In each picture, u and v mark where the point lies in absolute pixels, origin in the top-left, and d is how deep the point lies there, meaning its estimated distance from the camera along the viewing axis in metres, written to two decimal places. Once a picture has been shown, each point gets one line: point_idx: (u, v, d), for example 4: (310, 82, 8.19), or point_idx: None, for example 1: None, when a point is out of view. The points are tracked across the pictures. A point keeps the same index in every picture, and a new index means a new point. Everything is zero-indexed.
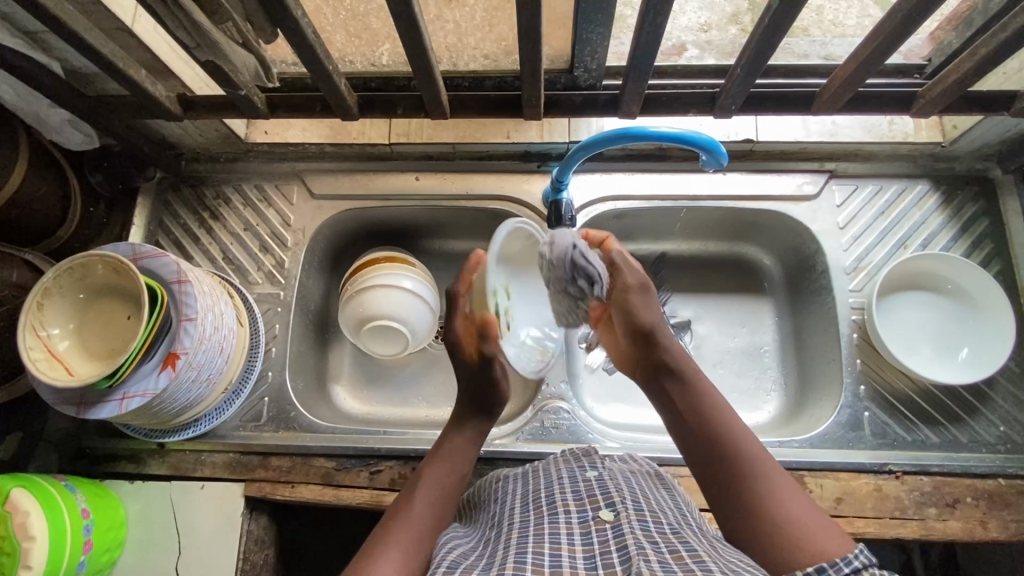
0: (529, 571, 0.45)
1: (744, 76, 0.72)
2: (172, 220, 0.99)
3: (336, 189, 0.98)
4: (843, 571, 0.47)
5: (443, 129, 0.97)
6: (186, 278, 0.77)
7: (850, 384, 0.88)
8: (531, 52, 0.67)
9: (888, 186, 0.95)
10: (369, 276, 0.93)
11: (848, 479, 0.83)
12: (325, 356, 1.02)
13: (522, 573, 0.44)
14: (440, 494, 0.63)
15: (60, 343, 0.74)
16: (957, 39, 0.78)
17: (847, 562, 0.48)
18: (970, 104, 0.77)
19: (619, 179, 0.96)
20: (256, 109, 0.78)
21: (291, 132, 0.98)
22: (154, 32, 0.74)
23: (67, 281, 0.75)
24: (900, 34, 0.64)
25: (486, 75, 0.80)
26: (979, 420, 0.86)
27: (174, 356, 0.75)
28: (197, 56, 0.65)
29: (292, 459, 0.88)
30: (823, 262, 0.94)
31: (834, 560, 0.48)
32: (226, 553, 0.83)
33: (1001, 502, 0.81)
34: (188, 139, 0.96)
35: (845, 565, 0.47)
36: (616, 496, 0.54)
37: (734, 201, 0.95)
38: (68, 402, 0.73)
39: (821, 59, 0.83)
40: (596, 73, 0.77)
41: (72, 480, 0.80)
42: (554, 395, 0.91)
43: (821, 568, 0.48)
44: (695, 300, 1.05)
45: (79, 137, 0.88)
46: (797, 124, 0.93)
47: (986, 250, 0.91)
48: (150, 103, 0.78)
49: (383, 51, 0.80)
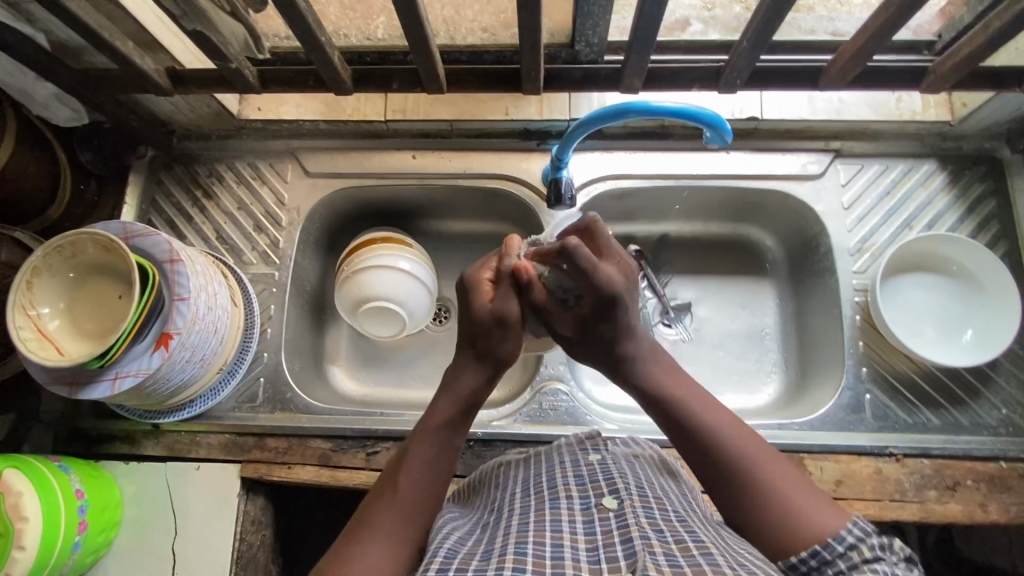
0: (530, 564, 0.43)
1: (749, 50, 0.70)
2: (164, 199, 0.97)
3: (332, 167, 0.96)
4: (837, 550, 0.49)
5: (439, 105, 0.95)
6: (179, 259, 0.75)
7: (851, 367, 0.88)
8: (530, 24, 0.65)
9: (895, 165, 0.93)
10: (366, 256, 0.92)
11: (849, 461, 0.82)
12: (321, 337, 1.01)
13: (522, 565, 0.43)
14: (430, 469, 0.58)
15: (50, 322, 0.73)
16: (969, 14, 0.76)
17: (842, 540, 0.49)
18: (982, 80, 0.75)
19: (620, 158, 0.94)
20: (247, 83, 0.76)
21: (284, 107, 0.96)
22: (140, 1, 0.72)
23: (56, 260, 0.73)
24: (911, 5, 0.62)
25: (484, 49, 0.78)
26: (982, 403, 0.85)
27: (167, 336, 0.74)
28: (185, 26, 0.63)
29: (288, 440, 0.87)
30: (826, 242, 0.93)
31: (829, 540, 0.49)
32: (222, 534, 0.83)
33: (1002, 485, 0.80)
34: (179, 115, 0.93)
35: (841, 544, 0.49)
36: (620, 482, 0.54)
37: (736, 179, 0.93)
38: (60, 383, 0.73)
39: (828, 34, 0.80)
40: (597, 47, 0.74)
41: (66, 461, 0.79)
42: (552, 376, 0.90)
43: (815, 550, 0.49)
44: (695, 282, 1.03)
45: (66, 113, 0.86)
46: (802, 101, 0.91)
47: (992, 231, 0.90)
48: (138, 77, 0.76)
49: (378, 25, 0.77)
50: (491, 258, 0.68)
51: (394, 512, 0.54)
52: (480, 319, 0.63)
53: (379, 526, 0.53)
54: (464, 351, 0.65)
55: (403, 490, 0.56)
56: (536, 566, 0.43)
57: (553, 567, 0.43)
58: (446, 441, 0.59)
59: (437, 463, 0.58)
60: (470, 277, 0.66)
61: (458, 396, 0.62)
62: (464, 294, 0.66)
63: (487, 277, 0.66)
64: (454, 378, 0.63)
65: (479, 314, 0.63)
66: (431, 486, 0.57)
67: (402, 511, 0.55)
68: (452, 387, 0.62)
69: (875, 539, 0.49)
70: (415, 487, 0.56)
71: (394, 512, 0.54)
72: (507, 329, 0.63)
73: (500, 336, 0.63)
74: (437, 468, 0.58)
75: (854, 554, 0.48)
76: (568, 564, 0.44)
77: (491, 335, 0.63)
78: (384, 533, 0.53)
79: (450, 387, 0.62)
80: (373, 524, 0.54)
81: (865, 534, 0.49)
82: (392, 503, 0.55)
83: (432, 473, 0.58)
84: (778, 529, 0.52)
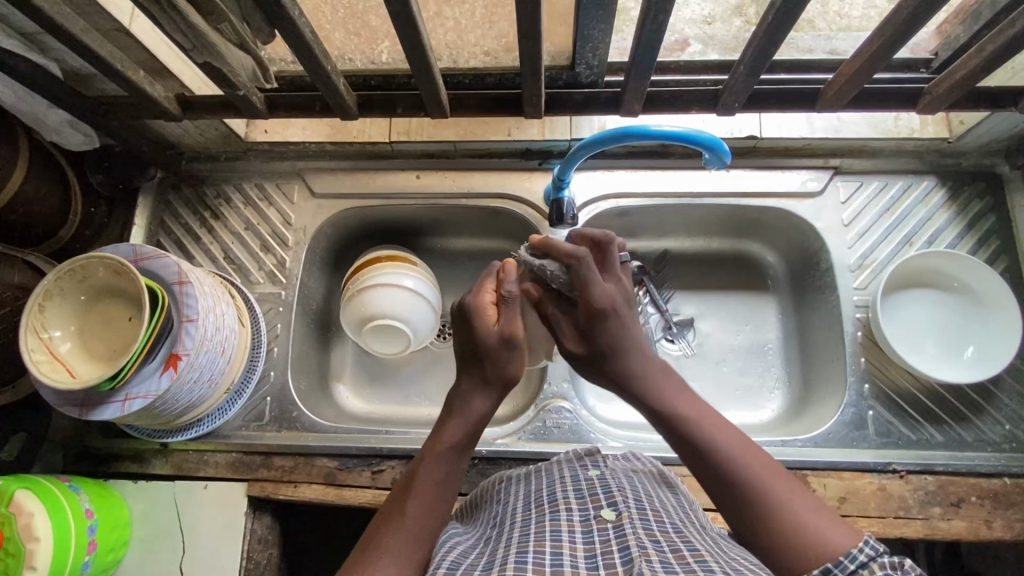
0: (529, 570, 0.44)
1: (746, 74, 0.71)
2: (173, 220, 0.99)
3: (337, 187, 0.98)
4: (849, 568, 0.48)
5: (444, 128, 0.96)
6: (188, 281, 0.77)
7: (853, 383, 0.88)
8: (531, 51, 0.66)
9: (893, 183, 0.94)
10: (371, 275, 0.93)
11: (852, 478, 0.82)
12: (327, 355, 1.02)
13: (522, 572, 0.44)
14: (434, 497, 0.58)
15: (61, 345, 0.74)
16: (964, 33, 0.77)
17: (853, 558, 0.48)
18: (978, 100, 0.76)
19: (621, 177, 0.95)
20: (255, 109, 0.77)
21: (291, 131, 0.97)
22: (152, 32, 0.74)
23: (68, 283, 0.75)
24: (905, 30, 0.63)
25: (486, 72, 0.80)
26: (985, 419, 0.85)
27: (176, 357, 0.75)
28: (194, 58, 0.65)
29: (294, 459, 0.88)
30: (827, 259, 0.93)
31: (841, 558, 0.49)
32: (228, 552, 0.84)
33: (1006, 501, 0.80)
34: (188, 139, 0.95)
35: (851, 562, 0.48)
36: (618, 495, 0.54)
37: (738, 198, 0.94)
38: (70, 404, 0.74)
39: (826, 54, 0.82)
40: (597, 69, 0.76)
41: (76, 480, 0.81)
42: (556, 394, 0.91)
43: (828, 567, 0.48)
44: (698, 298, 1.04)
45: (78, 138, 0.88)
46: (801, 121, 0.92)
47: (992, 247, 0.91)
48: (148, 104, 0.77)
49: (383, 49, 0.78)
50: (487, 279, 0.68)
51: (405, 532, 0.55)
52: (487, 343, 0.63)
53: (390, 544, 0.53)
54: (469, 375, 0.65)
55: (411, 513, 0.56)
56: (537, 573, 0.44)
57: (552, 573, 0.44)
58: (454, 463, 0.61)
59: (447, 485, 0.60)
60: (472, 302, 0.66)
61: (464, 419, 0.63)
62: (467, 317, 0.66)
63: (490, 300, 0.66)
64: (461, 404, 0.64)
65: (486, 338, 0.63)
66: (438, 507, 0.58)
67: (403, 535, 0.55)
68: (458, 413, 0.63)
69: (886, 559, 0.48)
70: (424, 509, 0.57)
71: (404, 533, 0.55)
72: (514, 352, 0.63)
73: (508, 359, 0.63)
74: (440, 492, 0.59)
75: (864, 570, 0.47)
76: (567, 570, 0.44)
77: (498, 359, 0.63)
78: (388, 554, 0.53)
79: (459, 411, 0.63)
80: (383, 543, 0.54)
81: (876, 553, 0.48)
82: (404, 524, 0.56)
83: (435, 496, 0.58)
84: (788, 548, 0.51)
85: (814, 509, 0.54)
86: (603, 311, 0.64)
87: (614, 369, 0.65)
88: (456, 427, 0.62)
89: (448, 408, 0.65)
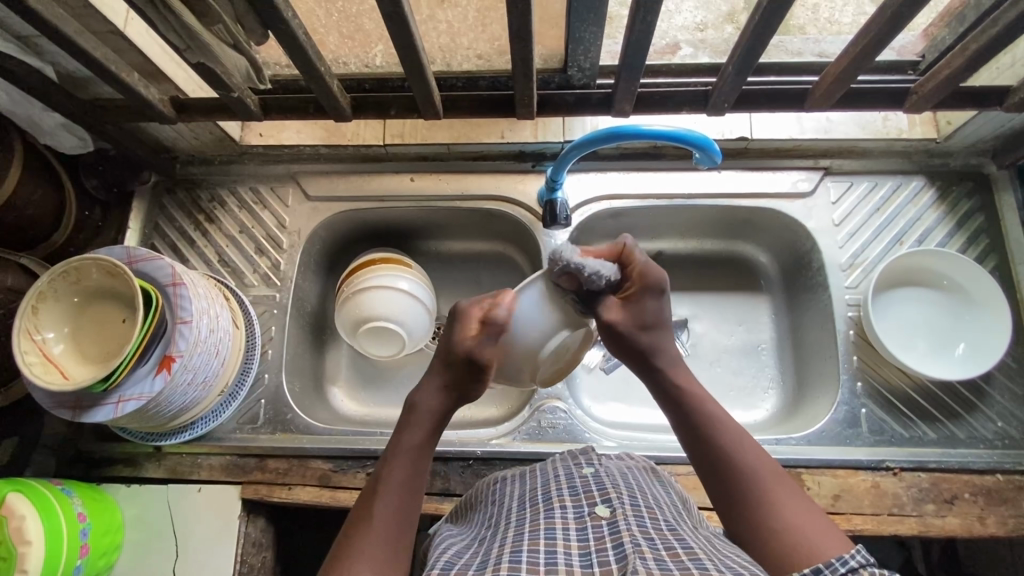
0: (524, 570, 0.44)
1: (735, 74, 0.72)
2: (167, 223, 0.99)
3: (331, 190, 0.98)
4: (839, 571, 0.46)
5: (437, 130, 0.97)
6: (182, 282, 0.76)
7: (846, 381, 0.88)
8: (523, 52, 0.67)
9: (883, 182, 0.95)
10: (364, 277, 0.93)
11: (846, 476, 0.83)
12: (321, 357, 1.02)
13: (517, 573, 0.44)
14: (400, 508, 0.57)
15: (55, 347, 0.74)
16: (950, 35, 0.77)
17: (843, 562, 0.47)
18: (964, 99, 0.77)
19: (614, 178, 0.96)
20: (249, 111, 0.78)
21: (285, 134, 0.99)
22: (146, 34, 0.75)
23: (61, 285, 0.75)
24: (890, 30, 0.64)
25: (480, 75, 0.81)
26: (977, 416, 0.86)
27: (169, 359, 0.75)
28: (188, 58, 0.65)
29: (288, 461, 0.88)
30: (818, 259, 0.94)
31: (831, 560, 0.47)
32: (221, 555, 0.83)
33: (999, 498, 0.81)
34: (182, 142, 0.95)
35: (841, 565, 0.47)
36: (612, 493, 0.54)
37: (729, 198, 0.95)
38: (62, 406, 0.74)
39: (814, 57, 0.82)
40: (589, 72, 0.76)
41: (68, 484, 0.80)
42: (550, 394, 0.91)
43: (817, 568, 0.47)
44: (692, 299, 1.04)
45: (73, 141, 0.89)
46: (790, 121, 0.93)
47: (982, 245, 0.91)
48: (143, 106, 0.78)
49: (376, 53, 0.79)
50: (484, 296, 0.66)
51: (376, 539, 0.54)
52: (457, 360, 0.64)
53: (362, 551, 0.53)
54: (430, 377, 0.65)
55: (380, 518, 0.56)
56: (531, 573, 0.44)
57: (546, 572, 0.44)
58: (417, 460, 0.60)
59: (411, 485, 0.59)
60: (462, 310, 0.65)
61: (423, 418, 0.63)
62: (450, 322, 0.65)
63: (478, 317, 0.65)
64: (420, 405, 0.63)
65: (458, 354, 0.64)
66: (407, 510, 0.57)
67: (375, 543, 0.54)
68: (416, 412, 0.63)
69: (877, 570, 0.46)
70: (392, 512, 0.56)
71: (374, 539, 0.54)
72: (479, 374, 0.64)
73: (472, 379, 0.64)
74: (406, 497, 0.58)
75: None
76: (562, 569, 0.44)
77: (468, 376, 0.64)
78: (363, 562, 0.52)
79: (417, 412, 0.63)
80: (355, 549, 0.54)
81: (867, 561, 0.46)
82: (371, 529, 0.55)
83: (401, 501, 0.57)
84: (781, 542, 0.52)
85: (810, 520, 0.53)
86: (655, 286, 0.64)
87: (655, 343, 0.64)
88: (420, 422, 0.62)
89: (410, 404, 0.64)
